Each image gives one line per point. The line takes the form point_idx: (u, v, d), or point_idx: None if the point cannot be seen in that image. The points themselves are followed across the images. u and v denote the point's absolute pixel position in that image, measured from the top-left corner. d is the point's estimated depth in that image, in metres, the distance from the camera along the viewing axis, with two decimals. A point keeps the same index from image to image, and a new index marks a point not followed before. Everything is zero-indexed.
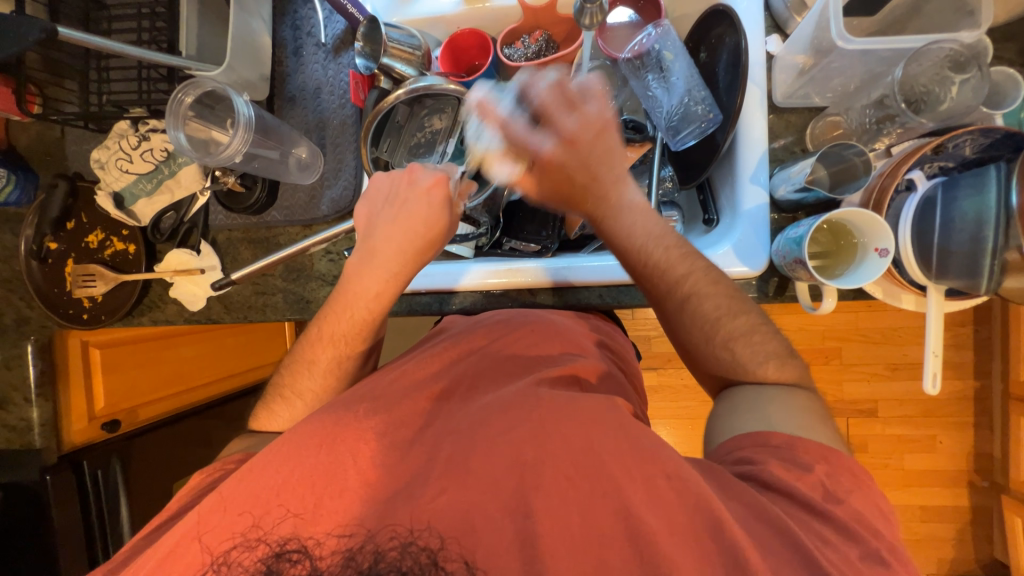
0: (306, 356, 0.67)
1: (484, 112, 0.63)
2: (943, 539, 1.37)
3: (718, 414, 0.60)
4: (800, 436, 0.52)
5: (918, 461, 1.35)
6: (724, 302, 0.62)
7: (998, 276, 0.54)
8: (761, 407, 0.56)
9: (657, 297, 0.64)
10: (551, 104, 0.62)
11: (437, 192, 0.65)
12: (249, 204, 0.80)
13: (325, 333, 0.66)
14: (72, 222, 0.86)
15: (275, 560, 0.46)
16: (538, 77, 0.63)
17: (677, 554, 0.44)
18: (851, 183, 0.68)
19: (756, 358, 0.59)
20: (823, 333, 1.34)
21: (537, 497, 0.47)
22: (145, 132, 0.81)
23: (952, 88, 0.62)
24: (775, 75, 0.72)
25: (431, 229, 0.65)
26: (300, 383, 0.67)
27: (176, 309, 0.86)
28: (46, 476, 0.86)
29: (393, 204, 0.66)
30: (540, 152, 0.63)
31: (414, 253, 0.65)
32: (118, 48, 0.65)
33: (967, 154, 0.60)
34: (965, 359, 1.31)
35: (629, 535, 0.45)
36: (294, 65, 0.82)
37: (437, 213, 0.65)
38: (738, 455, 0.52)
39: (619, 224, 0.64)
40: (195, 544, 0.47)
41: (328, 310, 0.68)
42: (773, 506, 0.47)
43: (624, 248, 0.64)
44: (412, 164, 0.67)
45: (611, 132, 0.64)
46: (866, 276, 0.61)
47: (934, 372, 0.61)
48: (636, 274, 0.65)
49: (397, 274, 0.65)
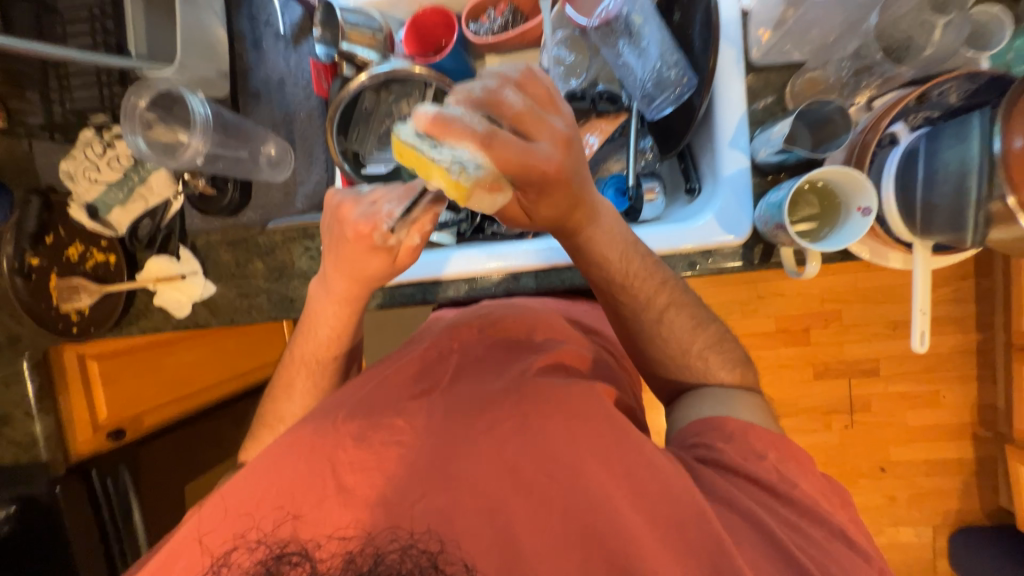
0: (285, 383, 0.71)
1: (444, 133, 0.40)
2: (949, 490, 1.38)
3: (684, 401, 0.63)
4: (749, 423, 0.56)
5: (921, 417, 1.36)
6: (691, 316, 0.65)
7: (983, 228, 0.51)
8: (730, 399, 0.60)
9: (628, 312, 0.64)
10: (528, 112, 0.45)
11: (359, 246, 0.54)
12: (223, 206, 0.79)
13: (297, 358, 0.69)
14: (50, 237, 0.84)
15: (275, 561, 0.46)
16: (501, 76, 0.45)
17: (649, 541, 0.47)
18: (831, 141, 0.67)
19: (718, 350, 0.64)
20: (822, 296, 1.32)
21: (514, 495, 0.48)
22: (109, 139, 0.80)
23: (935, 32, 0.60)
24: (750, 31, 0.68)
25: (365, 271, 0.58)
26: (280, 409, 0.70)
27: (162, 317, 0.85)
28: (56, 488, 0.89)
29: (330, 238, 0.58)
30: (548, 169, 0.45)
31: (363, 282, 0.60)
32: (64, 53, 0.60)
33: (953, 101, 0.57)
34: (967, 312, 1.29)
35: (610, 521, 0.47)
36: (255, 58, 0.80)
37: (367, 259, 0.56)
38: (701, 439, 0.56)
39: (597, 243, 0.59)
40: (196, 546, 0.48)
41: (299, 339, 0.70)
42: (747, 498, 0.51)
43: (599, 266, 0.61)
44: (339, 200, 0.54)
45: (579, 147, 0.48)
46: (851, 234, 0.60)
47: (922, 330, 0.61)
48: (603, 290, 0.64)
49: (370, 280, 0.60)
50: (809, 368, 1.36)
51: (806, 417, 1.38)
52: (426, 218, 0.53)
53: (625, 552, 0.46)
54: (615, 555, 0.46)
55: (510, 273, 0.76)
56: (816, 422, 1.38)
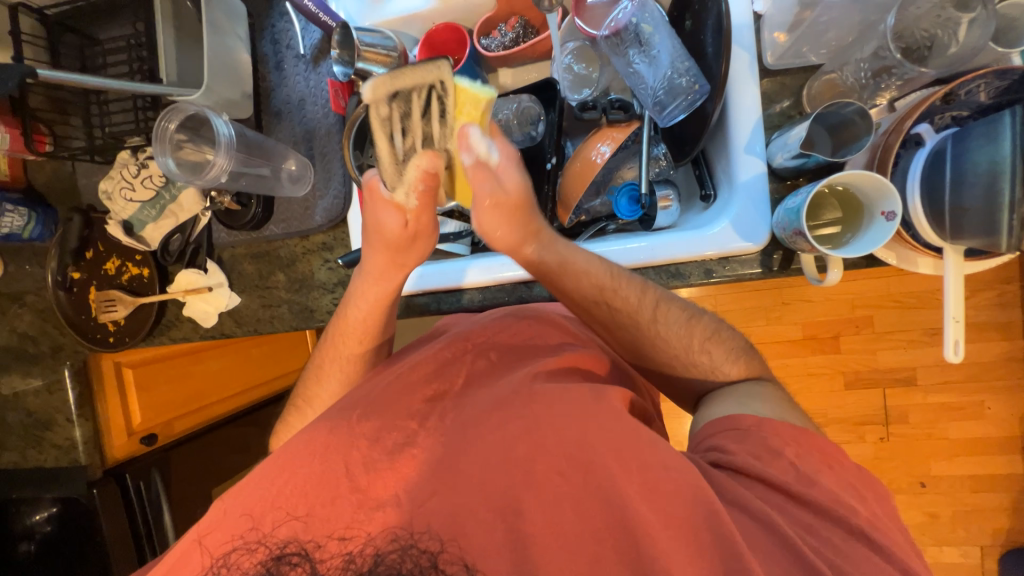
0: (307, 392, 0.73)
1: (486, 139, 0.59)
2: (997, 509, 1.29)
3: (701, 402, 0.62)
4: (763, 416, 0.54)
5: (964, 430, 1.28)
6: (687, 305, 0.66)
7: (1019, 232, 0.48)
8: (754, 396, 0.58)
9: (626, 322, 0.63)
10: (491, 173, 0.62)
11: (374, 202, 0.59)
12: (246, 220, 0.82)
13: (325, 365, 0.72)
14: (90, 251, 0.90)
15: (275, 563, 0.46)
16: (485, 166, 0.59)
17: (663, 537, 0.45)
18: (853, 144, 0.64)
19: (724, 349, 0.63)
20: (852, 302, 1.27)
21: (525, 503, 0.48)
22: (143, 160, 0.84)
23: (959, 30, 0.57)
24: (764, 35, 0.67)
25: (383, 236, 0.62)
26: (310, 393, 0.73)
27: (191, 326, 0.89)
28: (93, 490, 0.92)
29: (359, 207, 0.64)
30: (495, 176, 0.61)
31: (389, 255, 0.64)
32: (100, 83, 0.64)
33: (983, 100, 0.55)
34: (1012, 317, 1.21)
35: (624, 524, 0.46)
36: (277, 79, 0.84)
37: (382, 221, 0.60)
38: (715, 441, 0.54)
39: (571, 268, 0.63)
40: (197, 548, 0.50)
41: (325, 340, 0.73)
42: (767, 503, 0.48)
43: (579, 284, 0.63)
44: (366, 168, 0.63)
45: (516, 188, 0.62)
46: (875, 241, 0.58)
47: (956, 339, 0.58)
48: (593, 304, 0.64)
49: (405, 247, 0.63)
50: (839, 377, 1.31)
51: (836, 428, 1.32)
52: (418, 179, 0.55)
53: (643, 554, 0.45)
54: (631, 555, 0.45)
55: (523, 281, 0.76)
56: (848, 432, 1.32)
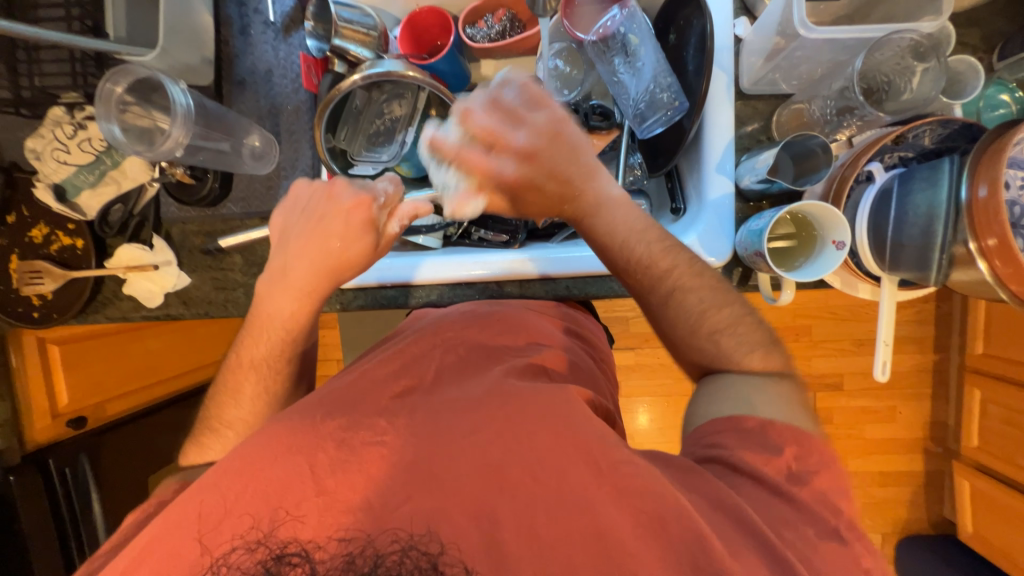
0: (228, 387, 0.66)
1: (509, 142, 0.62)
2: (900, 501, 1.45)
3: (709, 387, 0.60)
4: (768, 419, 0.53)
5: (877, 431, 1.42)
6: (707, 297, 0.62)
7: (946, 268, 0.54)
8: (752, 392, 0.56)
9: (641, 288, 0.64)
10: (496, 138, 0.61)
11: (355, 215, 0.63)
12: (202, 196, 0.77)
13: (245, 358, 0.66)
14: (13, 215, 0.80)
15: (275, 562, 0.43)
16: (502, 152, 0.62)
17: (635, 534, 0.46)
18: (813, 175, 0.68)
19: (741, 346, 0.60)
20: (793, 312, 1.36)
21: (500, 511, 0.47)
22: (81, 119, 0.76)
23: (913, 78, 0.63)
24: (743, 58, 0.69)
25: (344, 252, 0.63)
26: (245, 384, 0.65)
27: (132, 305, 0.82)
28: (11, 477, 0.83)
29: (311, 216, 0.64)
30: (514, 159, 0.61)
31: (329, 270, 0.64)
32: (49, 37, 0.55)
33: (927, 144, 0.61)
34: (926, 332, 1.36)
35: (600, 529, 0.46)
36: (242, 45, 0.77)
37: (355, 235, 0.63)
38: (715, 438, 0.54)
39: (598, 222, 0.64)
40: (195, 545, 0.45)
41: (243, 340, 0.69)
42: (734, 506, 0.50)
43: (606, 242, 0.64)
44: (335, 178, 0.65)
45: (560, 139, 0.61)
46: (826, 267, 0.62)
47: (884, 359, 0.64)
48: (618, 270, 0.65)
49: (356, 266, 0.65)
50: None
51: None
52: (407, 213, 0.65)
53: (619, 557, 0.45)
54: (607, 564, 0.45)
55: (493, 279, 0.77)
56: None
